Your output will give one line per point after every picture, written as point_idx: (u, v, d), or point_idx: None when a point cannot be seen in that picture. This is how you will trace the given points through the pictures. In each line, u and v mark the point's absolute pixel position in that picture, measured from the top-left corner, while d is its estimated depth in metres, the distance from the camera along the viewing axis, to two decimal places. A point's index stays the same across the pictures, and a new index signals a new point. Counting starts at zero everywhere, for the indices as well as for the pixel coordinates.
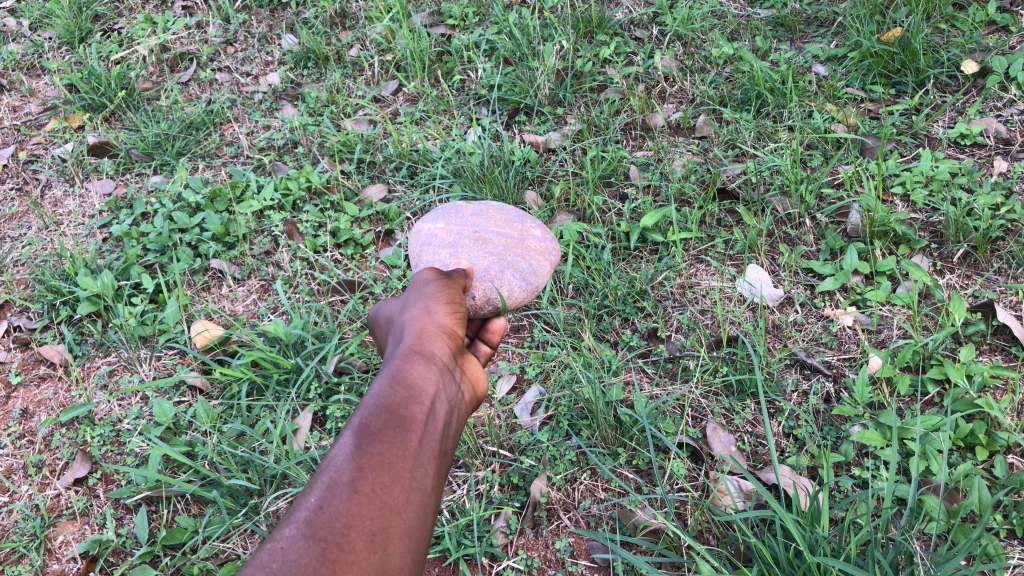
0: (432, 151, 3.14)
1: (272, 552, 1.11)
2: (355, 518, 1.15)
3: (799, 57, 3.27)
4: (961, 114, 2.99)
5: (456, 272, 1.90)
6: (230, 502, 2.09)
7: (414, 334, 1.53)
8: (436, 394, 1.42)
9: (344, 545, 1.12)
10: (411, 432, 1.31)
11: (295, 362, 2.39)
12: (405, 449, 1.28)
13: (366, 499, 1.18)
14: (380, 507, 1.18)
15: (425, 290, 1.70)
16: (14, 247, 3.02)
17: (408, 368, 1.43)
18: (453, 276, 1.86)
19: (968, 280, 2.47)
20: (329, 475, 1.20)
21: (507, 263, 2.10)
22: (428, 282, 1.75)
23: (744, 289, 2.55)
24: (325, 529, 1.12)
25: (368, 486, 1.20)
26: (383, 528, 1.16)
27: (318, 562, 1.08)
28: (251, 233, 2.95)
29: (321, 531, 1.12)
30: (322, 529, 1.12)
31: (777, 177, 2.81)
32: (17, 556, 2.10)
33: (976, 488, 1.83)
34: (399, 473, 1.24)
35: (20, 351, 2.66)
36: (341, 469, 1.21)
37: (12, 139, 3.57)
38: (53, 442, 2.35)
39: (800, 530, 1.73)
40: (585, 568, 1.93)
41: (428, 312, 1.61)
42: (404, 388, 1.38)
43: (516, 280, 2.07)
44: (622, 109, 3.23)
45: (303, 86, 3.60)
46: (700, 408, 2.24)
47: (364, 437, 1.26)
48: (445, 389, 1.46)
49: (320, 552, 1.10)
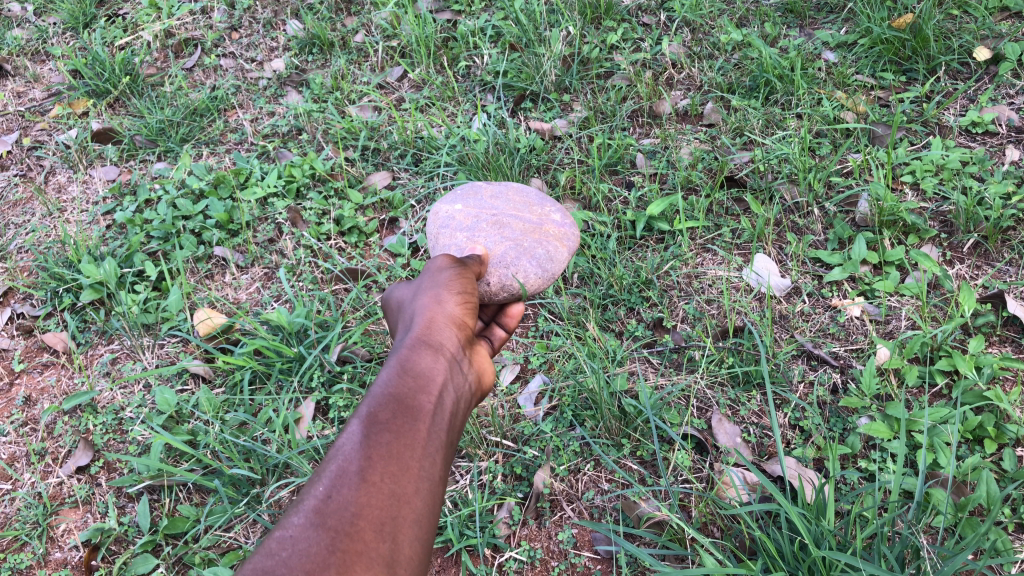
0: (436, 139, 3.11)
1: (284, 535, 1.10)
2: (366, 506, 1.14)
3: (808, 44, 3.23)
4: (973, 101, 2.96)
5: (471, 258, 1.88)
6: (232, 492, 2.09)
7: (426, 323, 1.52)
8: (443, 380, 1.40)
9: (354, 533, 1.10)
10: (421, 422, 1.29)
11: (297, 351, 2.38)
12: (414, 439, 1.26)
13: (375, 487, 1.17)
14: (387, 494, 1.17)
15: (437, 278, 1.68)
16: (17, 233, 3.01)
17: (416, 356, 1.41)
18: (468, 262, 1.84)
19: (979, 271, 2.44)
20: (339, 463, 1.19)
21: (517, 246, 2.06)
22: (442, 269, 1.72)
23: (751, 279, 2.52)
24: (335, 517, 1.11)
25: (377, 475, 1.18)
26: (393, 514, 1.16)
27: (329, 551, 1.07)
28: (254, 221, 2.94)
29: (333, 517, 1.11)
30: (333, 516, 1.11)
31: (785, 165, 2.80)
32: (18, 544, 2.10)
33: (984, 481, 1.81)
34: (410, 463, 1.23)
35: (23, 338, 2.65)
36: (350, 459, 1.19)
37: (16, 125, 3.54)
38: (56, 430, 2.35)
39: (805, 523, 1.71)
40: (588, 561, 1.92)
41: (444, 301, 1.60)
42: (413, 377, 1.36)
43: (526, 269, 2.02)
44: (629, 95, 3.20)
45: (307, 72, 3.57)
46: (705, 399, 2.22)
47: (373, 429, 1.24)
48: (450, 377, 1.43)
49: (329, 539, 1.09)
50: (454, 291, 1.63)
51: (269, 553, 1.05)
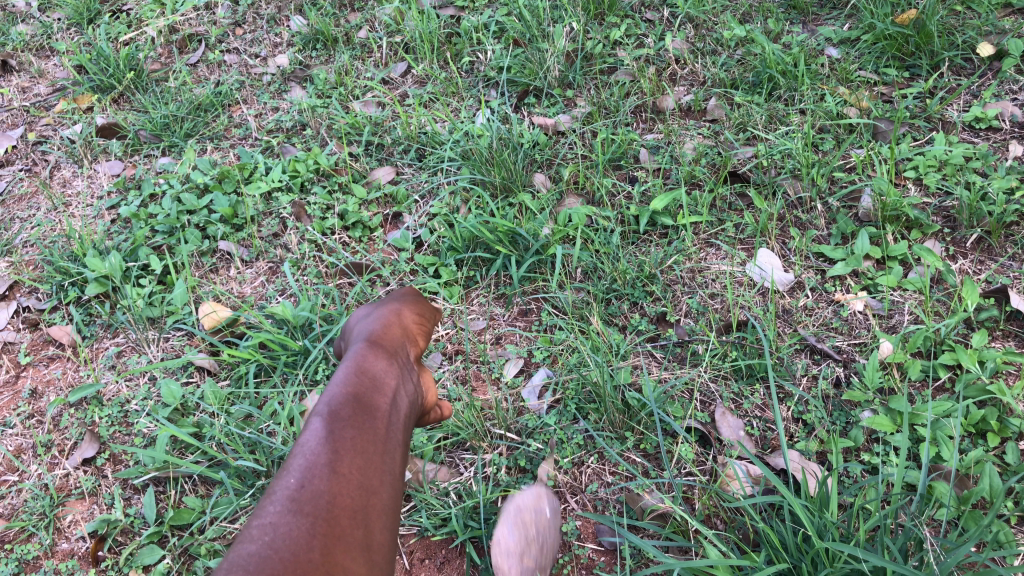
0: (440, 134, 3.12)
1: (250, 536, 0.82)
2: (340, 493, 0.86)
3: (811, 40, 3.23)
4: (976, 97, 2.96)
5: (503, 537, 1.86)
6: (238, 484, 2.11)
7: (371, 332, 1.11)
8: (401, 383, 1.05)
9: (333, 521, 0.84)
10: (381, 419, 0.97)
11: (302, 344, 2.40)
12: (384, 424, 0.97)
13: (350, 473, 0.89)
14: (362, 483, 0.89)
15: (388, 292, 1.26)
16: (23, 228, 3.02)
17: (369, 353, 1.05)
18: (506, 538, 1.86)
19: (982, 266, 2.45)
20: (301, 452, 0.90)
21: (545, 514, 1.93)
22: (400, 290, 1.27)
23: (754, 273, 2.52)
24: (311, 503, 0.84)
25: (349, 461, 0.90)
26: (370, 504, 0.88)
27: (309, 540, 0.81)
28: (259, 215, 2.95)
29: (308, 503, 0.84)
30: (309, 503, 0.84)
31: (789, 161, 2.80)
32: (26, 535, 2.12)
33: (987, 475, 1.82)
34: (383, 450, 0.95)
35: (29, 332, 2.66)
36: (314, 445, 0.90)
37: (21, 120, 3.55)
38: (62, 422, 2.36)
39: (808, 515, 1.72)
40: (592, 552, 1.93)
41: (391, 311, 1.17)
42: (371, 372, 1.01)
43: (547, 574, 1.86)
44: (632, 91, 3.21)
45: (311, 68, 3.58)
46: (708, 392, 2.23)
47: (336, 414, 0.94)
48: (408, 385, 1.07)
49: (309, 529, 0.82)
50: (407, 294, 1.25)
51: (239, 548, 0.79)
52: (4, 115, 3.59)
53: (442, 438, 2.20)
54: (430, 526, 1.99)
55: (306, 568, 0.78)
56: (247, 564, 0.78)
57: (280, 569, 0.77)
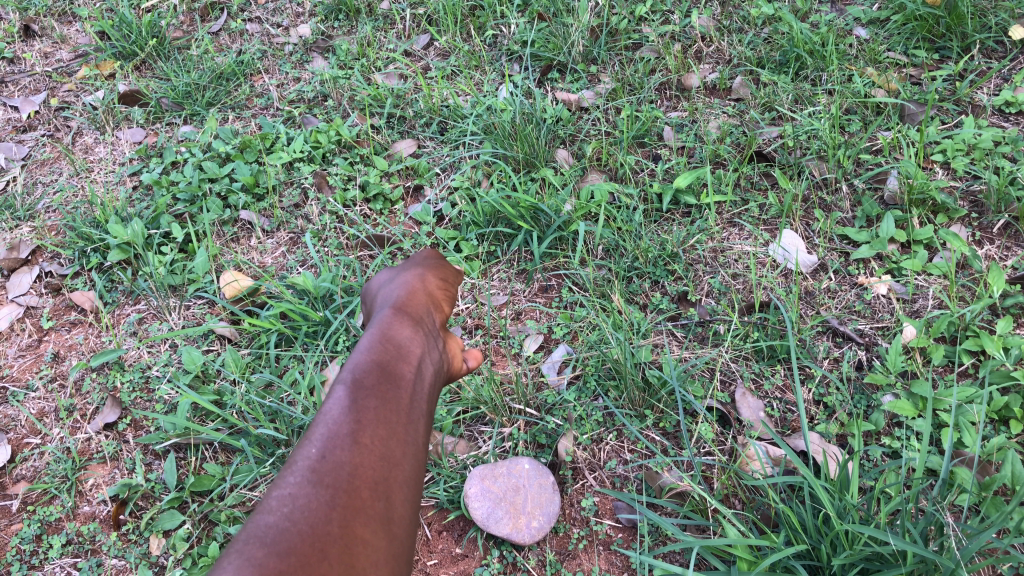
0: (462, 108, 3.10)
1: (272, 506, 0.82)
2: (361, 465, 0.86)
3: (840, 19, 3.18)
4: (1007, 80, 2.91)
5: (520, 526, 1.90)
6: (258, 452, 2.12)
7: (394, 299, 1.10)
8: (426, 352, 1.04)
9: (353, 492, 0.83)
10: (406, 388, 0.97)
11: (323, 316, 2.41)
12: (408, 393, 0.97)
13: (371, 444, 0.89)
14: (384, 454, 0.89)
15: (413, 257, 1.26)
16: (46, 193, 3.03)
17: (393, 321, 1.04)
18: (522, 523, 1.90)
19: (1008, 252, 2.41)
20: (323, 423, 0.90)
21: (545, 492, 1.95)
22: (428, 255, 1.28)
23: (778, 254, 2.51)
24: (331, 474, 0.84)
25: (371, 432, 0.90)
26: (390, 475, 0.88)
27: (328, 512, 0.80)
28: (280, 185, 2.94)
29: (329, 475, 0.84)
30: (329, 474, 0.84)
31: (815, 141, 2.77)
32: (48, 497, 2.14)
33: (1009, 461, 1.80)
34: (406, 420, 0.94)
35: (51, 296, 2.67)
36: (336, 416, 0.90)
37: (43, 85, 3.55)
38: (84, 387, 2.38)
39: (829, 497, 1.72)
40: (609, 529, 1.94)
41: (414, 277, 1.17)
42: (397, 342, 1.01)
43: (522, 542, 1.89)
44: (658, 67, 3.18)
45: (334, 39, 3.56)
46: (729, 372, 2.22)
47: (358, 385, 0.94)
48: (433, 352, 1.06)
49: (329, 502, 0.81)
50: (431, 258, 1.24)
51: (258, 517, 0.78)
52: (26, 79, 3.58)
53: (462, 412, 2.21)
54: (448, 500, 2.01)
55: (325, 540, 0.78)
56: (267, 533, 0.78)
57: (299, 539, 0.77)
